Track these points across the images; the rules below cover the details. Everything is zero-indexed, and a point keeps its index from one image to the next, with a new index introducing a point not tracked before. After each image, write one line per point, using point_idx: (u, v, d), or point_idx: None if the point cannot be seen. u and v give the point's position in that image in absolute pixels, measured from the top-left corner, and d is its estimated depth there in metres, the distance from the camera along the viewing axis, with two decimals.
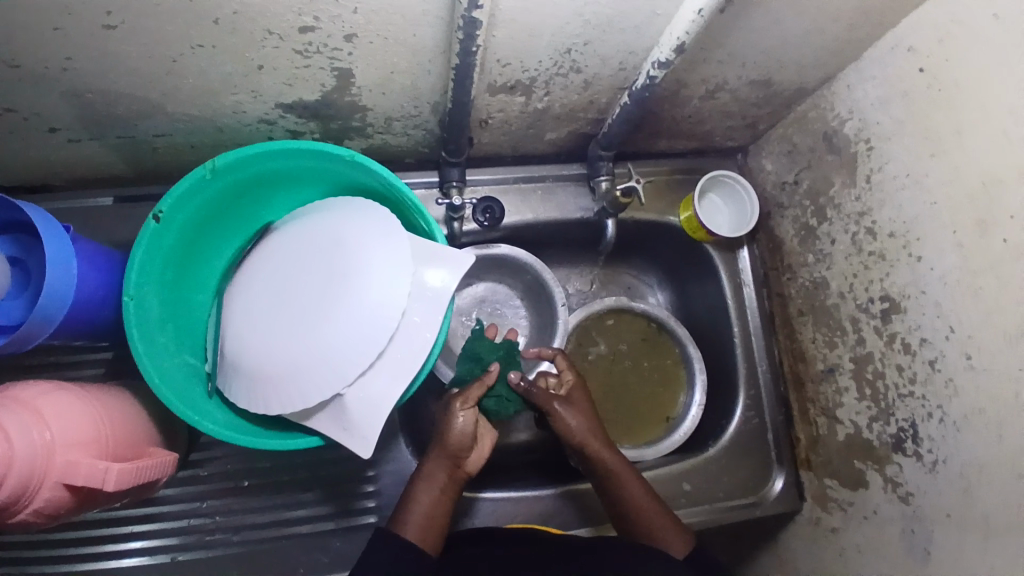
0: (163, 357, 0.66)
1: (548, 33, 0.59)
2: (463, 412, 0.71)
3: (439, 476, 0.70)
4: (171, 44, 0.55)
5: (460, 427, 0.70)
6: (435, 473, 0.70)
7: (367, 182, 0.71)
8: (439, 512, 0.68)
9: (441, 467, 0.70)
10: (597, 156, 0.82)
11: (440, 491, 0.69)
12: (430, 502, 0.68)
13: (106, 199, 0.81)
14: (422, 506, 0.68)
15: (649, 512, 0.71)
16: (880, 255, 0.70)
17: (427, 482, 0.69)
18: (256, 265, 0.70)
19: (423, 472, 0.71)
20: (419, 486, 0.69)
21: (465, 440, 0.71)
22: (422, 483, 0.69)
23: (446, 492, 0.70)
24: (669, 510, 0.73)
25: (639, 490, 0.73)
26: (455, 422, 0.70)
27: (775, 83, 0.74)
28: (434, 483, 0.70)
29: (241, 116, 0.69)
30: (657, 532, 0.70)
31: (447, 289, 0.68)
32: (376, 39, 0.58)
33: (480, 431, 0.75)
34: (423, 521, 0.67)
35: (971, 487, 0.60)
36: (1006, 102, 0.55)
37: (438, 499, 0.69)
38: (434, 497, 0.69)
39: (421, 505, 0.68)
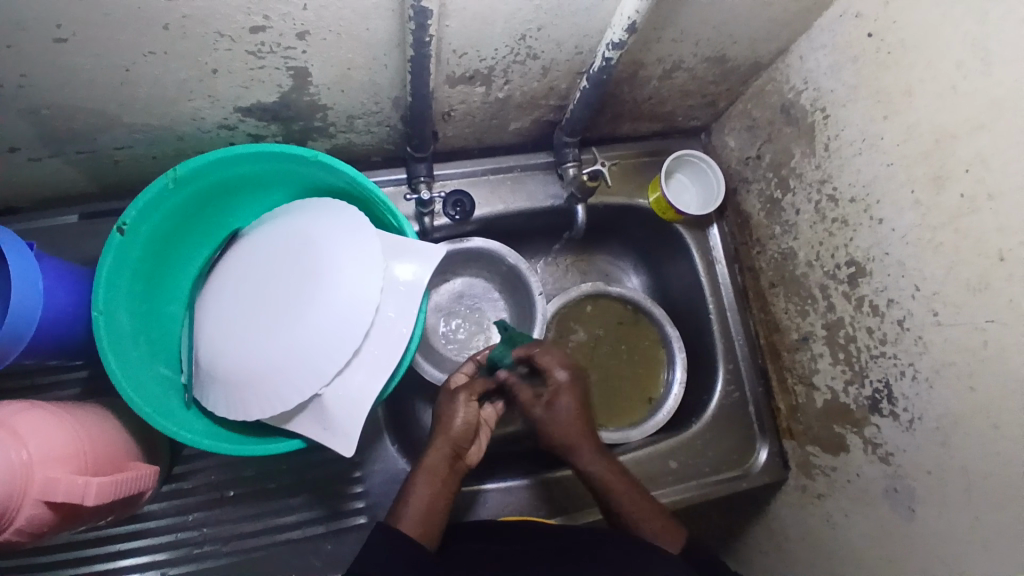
0: (137, 371, 0.65)
1: (500, 20, 0.60)
2: (465, 405, 0.72)
3: (438, 467, 0.69)
4: (123, 53, 0.55)
5: (460, 420, 0.71)
6: (435, 466, 0.69)
7: (333, 182, 0.71)
8: (437, 505, 0.67)
9: (441, 458, 0.70)
10: (562, 144, 0.83)
11: (438, 484, 0.68)
12: (431, 494, 0.67)
13: (71, 216, 0.79)
14: (422, 499, 0.66)
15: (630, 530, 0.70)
16: (843, 220, 0.71)
17: (425, 474, 0.68)
18: (226, 272, 0.70)
19: (423, 465, 0.69)
20: (417, 479, 0.68)
21: (464, 433, 0.71)
22: (423, 476, 0.68)
23: (445, 483, 0.68)
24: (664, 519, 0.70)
25: (633, 498, 0.71)
26: (456, 415, 0.72)
27: (730, 59, 0.75)
28: (432, 475, 0.68)
29: (200, 122, 0.68)
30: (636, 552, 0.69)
31: (419, 282, 0.68)
32: (329, 35, 0.58)
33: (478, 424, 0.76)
34: (423, 515, 0.66)
35: (948, 440, 0.62)
36: (951, 59, 0.57)
37: (438, 489, 0.68)
38: (431, 489, 0.67)
39: (420, 498, 0.66)
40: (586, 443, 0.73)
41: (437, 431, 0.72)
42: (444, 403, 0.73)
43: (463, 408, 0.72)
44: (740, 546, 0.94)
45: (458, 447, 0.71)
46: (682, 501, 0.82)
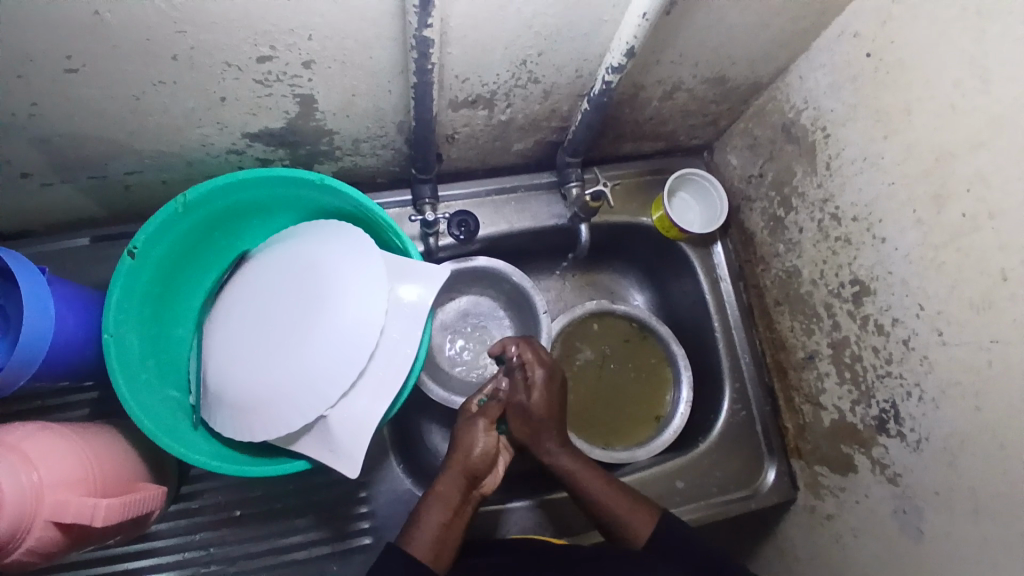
0: (146, 392, 0.66)
1: (501, 46, 0.61)
2: (485, 434, 0.72)
3: (455, 495, 0.69)
4: (133, 83, 0.57)
5: (479, 450, 0.71)
6: (448, 493, 0.69)
7: (338, 205, 0.72)
8: (450, 533, 0.67)
9: (458, 485, 0.70)
10: (565, 164, 0.84)
11: (454, 512, 0.68)
12: (444, 521, 0.67)
13: (82, 240, 0.81)
14: (435, 525, 0.67)
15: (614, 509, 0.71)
16: (846, 239, 0.71)
17: (441, 500, 0.69)
18: (234, 295, 0.71)
19: (437, 490, 0.70)
20: (431, 504, 0.68)
21: (482, 462, 0.71)
22: (436, 502, 0.68)
23: (461, 512, 0.69)
24: (637, 496, 0.73)
25: (602, 488, 0.73)
26: (475, 443, 0.72)
27: (730, 79, 0.76)
28: (448, 504, 0.68)
29: (209, 148, 0.70)
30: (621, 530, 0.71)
31: (423, 304, 0.68)
32: (333, 64, 0.59)
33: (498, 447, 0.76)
34: (436, 542, 0.66)
35: (955, 460, 0.61)
36: (950, 78, 0.57)
37: (454, 518, 0.68)
38: (446, 515, 0.68)
39: (433, 524, 0.67)
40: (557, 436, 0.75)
41: (453, 457, 0.72)
42: (466, 429, 0.74)
43: (482, 436, 0.72)
44: (750, 567, 0.93)
45: (475, 477, 0.71)
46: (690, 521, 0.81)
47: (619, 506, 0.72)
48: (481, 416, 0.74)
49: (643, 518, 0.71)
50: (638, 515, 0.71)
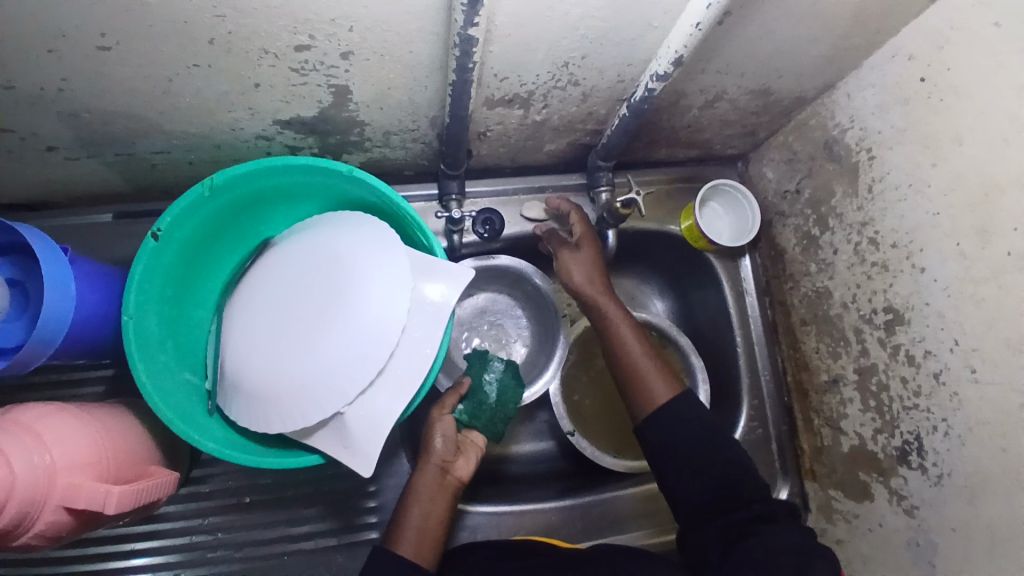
0: (163, 376, 0.66)
1: (544, 47, 0.59)
2: (439, 421, 0.72)
3: (428, 487, 0.69)
4: (166, 64, 0.55)
5: (437, 437, 0.71)
6: (421, 486, 0.69)
7: (365, 197, 0.71)
8: (430, 525, 0.67)
9: (429, 478, 0.69)
10: (597, 167, 0.82)
11: (428, 503, 0.68)
12: (422, 515, 0.67)
13: (105, 216, 0.80)
14: (413, 520, 0.67)
15: (645, 373, 0.74)
16: (882, 265, 0.69)
17: (415, 496, 0.68)
18: (255, 283, 0.70)
19: (412, 486, 0.70)
20: (407, 500, 0.68)
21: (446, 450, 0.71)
22: (411, 497, 0.68)
23: (436, 501, 0.68)
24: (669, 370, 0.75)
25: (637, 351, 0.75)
26: (433, 432, 0.72)
27: (774, 91, 0.73)
28: (422, 496, 0.68)
29: (239, 133, 0.69)
30: (647, 397, 0.73)
31: (446, 303, 0.67)
32: (371, 56, 0.57)
33: (463, 444, 0.74)
34: (416, 536, 0.66)
35: (976, 499, 0.60)
36: (1006, 109, 0.55)
37: (432, 511, 0.68)
38: (424, 511, 0.67)
39: (410, 519, 0.67)
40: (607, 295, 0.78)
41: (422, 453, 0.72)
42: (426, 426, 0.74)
43: (437, 423, 0.72)
44: None
45: (443, 465, 0.70)
46: None
47: (648, 365, 0.74)
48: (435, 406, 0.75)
49: (668, 384, 0.73)
50: (663, 380, 0.73)
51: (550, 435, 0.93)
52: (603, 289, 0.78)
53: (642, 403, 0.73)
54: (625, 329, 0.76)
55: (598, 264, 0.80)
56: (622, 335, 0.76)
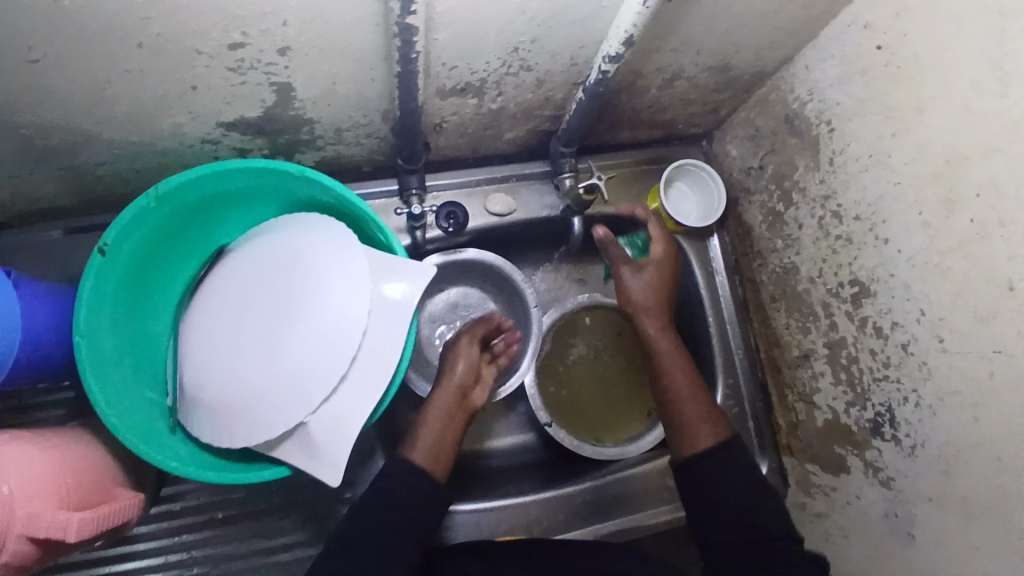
0: (120, 395, 0.63)
1: (492, 32, 0.57)
2: (466, 350, 0.76)
3: (445, 407, 0.71)
4: (98, 71, 0.53)
5: (461, 363, 0.75)
6: (440, 404, 0.71)
7: (318, 197, 0.69)
8: (445, 440, 0.69)
9: (448, 397, 0.72)
10: (559, 153, 0.80)
11: (446, 420, 0.70)
12: (439, 428, 0.69)
13: (54, 232, 0.77)
14: (430, 433, 0.69)
15: (683, 402, 0.72)
16: (846, 238, 0.69)
17: (434, 412, 0.71)
18: (210, 293, 0.68)
19: (429, 405, 0.72)
20: (426, 415, 0.70)
21: (468, 375, 0.75)
22: (429, 413, 0.71)
23: (453, 420, 0.71)
24: (711, 406, 0.72)
25: (681, 381, 0.73)
26: (458, 357, 0.75)
27: (732, 67, 0.72)
28: (440, 414, 0.71)
29: (183, 137, 0.66)
30: (681, 432, 0.70)
31: (409, 302, 0.66)
32: (311, 50, 0.55)
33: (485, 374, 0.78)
34: (432, 446, 0.68)
35: (950, 468, 0.60)
36: (967, 76, 0.54)
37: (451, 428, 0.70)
38: (441, 427, 0.70)
39: (428, 431, 0.69)
40: (656, 317, 0.78)
41: (441, 377, 0.75)
42: (449, 352, 0.77)
43: (464, 352, 0.76)
44: None
45: (463, 389, 0.73)
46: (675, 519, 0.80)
47: (691, 407, 0.71)
48: (465, 336, 0.78)
49: (710, 431, 0.69)
50: (706, 425, 0.69)
51: (530, 426, 0.93)
52: (657, 313, 0.78)
53: (680, 448, 0.69)
54: (676, 368, 0.75)
55: (661, 286, 0.79)
56: (670, 362, 0.75)
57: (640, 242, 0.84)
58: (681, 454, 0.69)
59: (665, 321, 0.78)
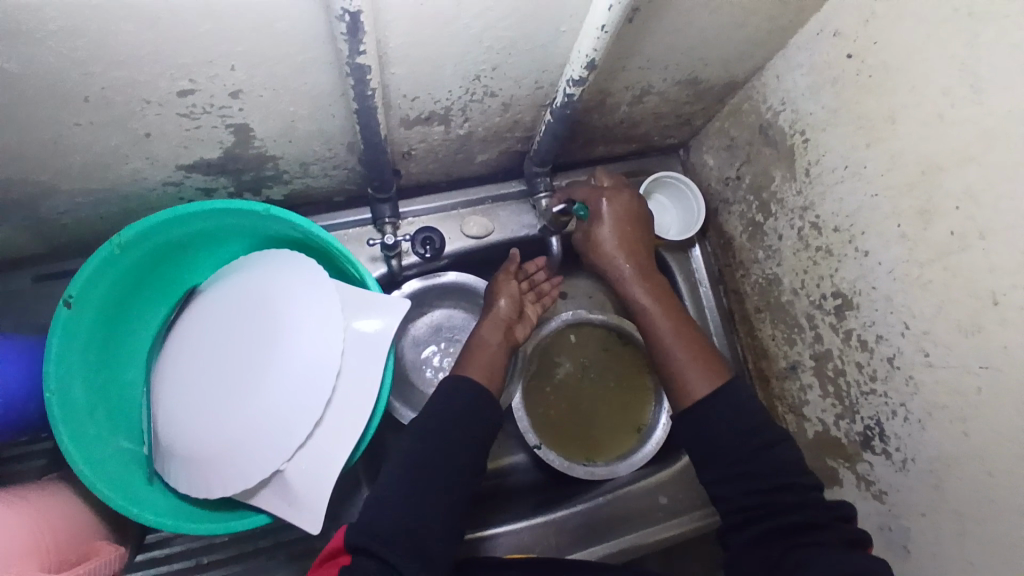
0: (96, 449, 0.62)
1: (450, 63, 0.56)
2: (507, 285, 0.79)
3: (494, 337, 0.75)
4: (46, 126, 0.51)
5: (505, 297, 0.78)
6: (490, 335, 0.75)
7: (287, 233, 0.68)
8: (496, 366, 0.73)
9: (496, 329, 0.76)
10: (533, 174, 0.79)
11: (495, 349, 0.74)
12: (490, 354, 0.73)
13: (23, 280, 0.76)
14: (482, 357, 0.73)
15: (674, 352, 0.68)
16: (826, 250, 0.67)
17: (484, 341, 0.74)
18: (182, 340, 0.67)
19: (479, 335, 0.75)
20: (477, 344, 0.74)
21: (512, 309, 0.78)
22: (479, 343, 0.74)
23: (501, 349, 0.75)
24: (708, 351, 0.68)
25: (668, 329, 0.70)
26: (501, 291, 0.78)
27: (702, 80, 0.71)
28: (490, 342, 0.74)
29: (144, 182, 0.64)
30: (678, 383, 0.66)
31: (383, 337, 0.64)
32: (264, 91, 0.54)
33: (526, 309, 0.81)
34: (487, 369, 0.72)
35: (942, 483, 0.58)
36: (938, 84, 0.53)
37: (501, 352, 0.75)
38: (492, 353, 0.74)
39: (481, 356, 0.73)
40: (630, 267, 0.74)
41: (486, 312, 0.78)
42: (490, 289, 0.80)
43: (508, 286, 0.79)
44: None
45: (510, 322, 0.77)
46: (668, 539, 0.79)
47: (681, 354, 0.68)
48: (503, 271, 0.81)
49: (706, 376, 0.65)
50: (696, 369, 0.66)
51: (521, 447, 0.92)
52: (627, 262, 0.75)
53: (676, 398, 0.66)
54: (663, 316, 0.71)
55: (631, 234, 0.75)
56: (654, 312, 0.72)
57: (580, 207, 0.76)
58: (680, 405, 0.65)
59: (640, 271, 0.75)
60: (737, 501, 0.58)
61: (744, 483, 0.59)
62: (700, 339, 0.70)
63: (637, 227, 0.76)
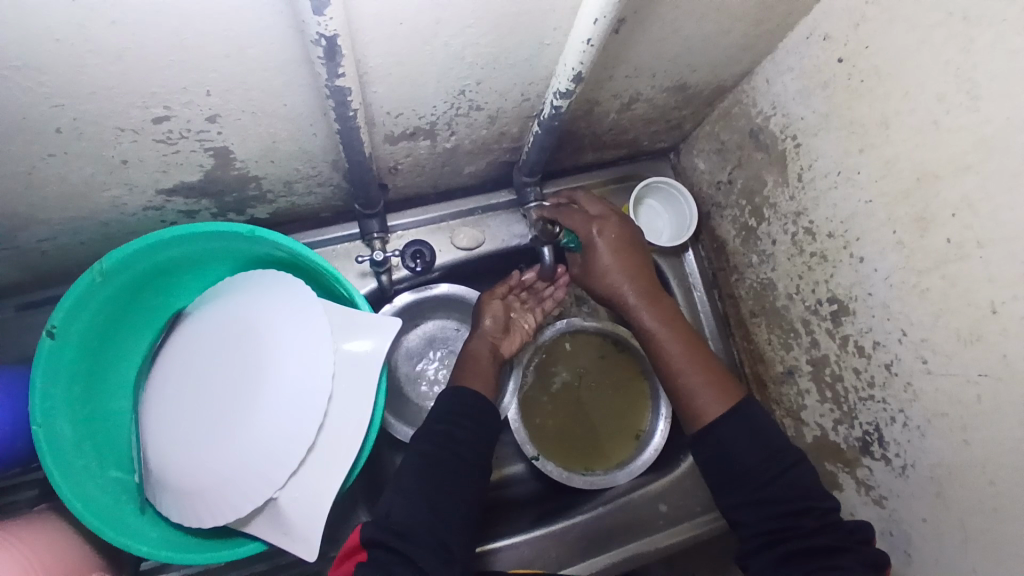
0: (85, 481, 0.61)
1: (432, 80, 0.55)
2: (490, 304, 0.79)
3: (481, 354, 0.76)
4: (17, 159, 0.50)
5: (489, 316, 0.78)
6: (478, 352, 0.76)
7: (273, 253, 0.66)
8: (487, 378, 0.74)
9: (483, 345, 0.77)
10: (523, 183, 0.78)
11: (483, 363, 0.75)
12: (479, 368, 0.74)
13: (4, 310, 0.74)
14: (473, 370, 0.73)
15: (686, 375, 0.67)
16: (821, 255, 0.66)
17: (472, 358, 0.75)
18: (168, 366, 0.65)
19: (468, 353, 0.76)
20: (466, 361, 0.75)
21: (496, 326, 0.79)
22: (468, 359, 0.75)
23: (488, 364, 0.75)
24: (718, 371, 0.68)
25: (679, 352, 0.69)
26: (485, 310, 0.79)
27: (691, 85, 0.70)
28: (478, 357, 0.75)
29: (124, 208, 0.63)
30: (689, 406, 0.66)
31: (375, 358, 0.63)
32: (243, 115, 0.52)
33: (512, 326, 0.81)
34: (479, 379, 0.73)
35: (943, 489, 0.57)
36: (932, 90, 0.52)
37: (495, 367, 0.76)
38: (481, 366, 0.74)
39: (472, 368, 0.74)
40: (632, 286, 0.72)
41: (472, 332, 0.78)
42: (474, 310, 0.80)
43: (490, 304, 0.79)
44: None
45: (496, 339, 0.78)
46: (672, 546, 0.79)
47: (692, 376, 0.67)
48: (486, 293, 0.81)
49: (714, 398, 0.65)
50: (708, 392, 0.66)
51: (519, 457, 0.92)
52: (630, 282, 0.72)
53: (688, 420, 0.67)
54: (670, 340, 0.70)
55: (629, 247, 0.74)
56: (662, 335, 0.70)
57: (572, 240, 0.75)
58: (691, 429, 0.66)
59: (644, 293, 0.72)
60: (759, 526, 0.59)
61: (765, 508, 0.59)
62: (709, 358, 0.69)
63: (635, 242, 0.75)
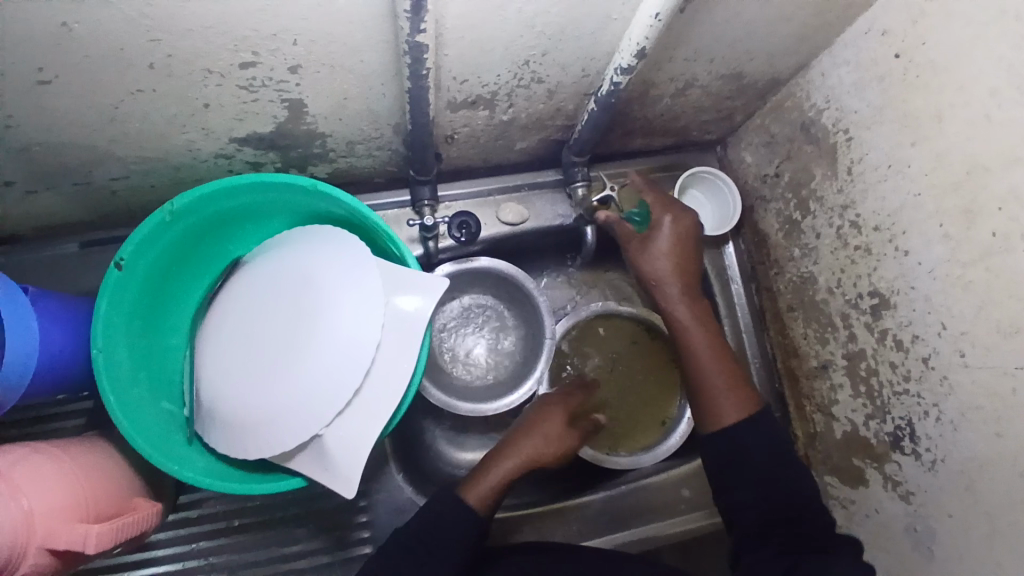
0: (136, 406, 0.64)
1: (500, 47, 0.57)
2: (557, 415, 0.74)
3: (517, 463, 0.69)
4: (109, 91, 0.53)
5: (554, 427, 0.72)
6: (514, 456, 0.69)
7: (332, 210, 0.70)
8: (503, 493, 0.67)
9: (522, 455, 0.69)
10: (571, 162, 0.79)
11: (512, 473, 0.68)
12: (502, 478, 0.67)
13: (70, 245, 0.78)
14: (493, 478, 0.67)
15: (708, 374, 0.69)
16: (866, 248, 0.67)
17: (506, 462, 0.68)
18: (225, 307, 0.69)
19: (508, 453, 0.69)
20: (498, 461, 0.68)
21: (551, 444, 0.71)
22: (501, 460, 0.69)
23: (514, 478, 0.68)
24: (743, 377, 0.69)
25: (707, 352, 0.70)
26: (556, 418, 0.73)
27: (746, 74, 0.71)
28: (511, 462, 0.68)
29: (196, 153, 0.66)
30: (709, 405, 0.68)
31: (421, 315, 0.66)
32: (322, 68, 0.55)
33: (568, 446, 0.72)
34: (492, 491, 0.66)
35: (973, 484, 0.58)
36: (988, 83, 0.52)
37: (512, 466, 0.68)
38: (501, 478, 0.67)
39: (495, 475, 0.67)
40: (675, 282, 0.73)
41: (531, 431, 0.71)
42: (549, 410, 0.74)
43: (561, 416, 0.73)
44: None
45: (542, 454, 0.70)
46: (695, 531, 0.80)
47: (716, 377, 0.69)
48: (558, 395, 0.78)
49: (739, 404, 0.67)
50: (730, 397, 0.67)
51: None
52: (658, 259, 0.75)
53: (706, 420, 0.68)
54: (703, 343, 0.71)
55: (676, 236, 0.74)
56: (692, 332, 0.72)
57: (640, 212, 0.75)
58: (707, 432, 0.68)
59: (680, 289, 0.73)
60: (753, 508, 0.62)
61: None
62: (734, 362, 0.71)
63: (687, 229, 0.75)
